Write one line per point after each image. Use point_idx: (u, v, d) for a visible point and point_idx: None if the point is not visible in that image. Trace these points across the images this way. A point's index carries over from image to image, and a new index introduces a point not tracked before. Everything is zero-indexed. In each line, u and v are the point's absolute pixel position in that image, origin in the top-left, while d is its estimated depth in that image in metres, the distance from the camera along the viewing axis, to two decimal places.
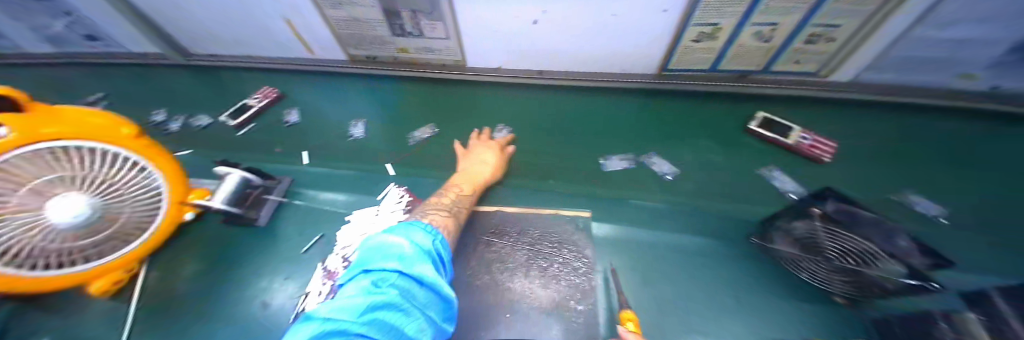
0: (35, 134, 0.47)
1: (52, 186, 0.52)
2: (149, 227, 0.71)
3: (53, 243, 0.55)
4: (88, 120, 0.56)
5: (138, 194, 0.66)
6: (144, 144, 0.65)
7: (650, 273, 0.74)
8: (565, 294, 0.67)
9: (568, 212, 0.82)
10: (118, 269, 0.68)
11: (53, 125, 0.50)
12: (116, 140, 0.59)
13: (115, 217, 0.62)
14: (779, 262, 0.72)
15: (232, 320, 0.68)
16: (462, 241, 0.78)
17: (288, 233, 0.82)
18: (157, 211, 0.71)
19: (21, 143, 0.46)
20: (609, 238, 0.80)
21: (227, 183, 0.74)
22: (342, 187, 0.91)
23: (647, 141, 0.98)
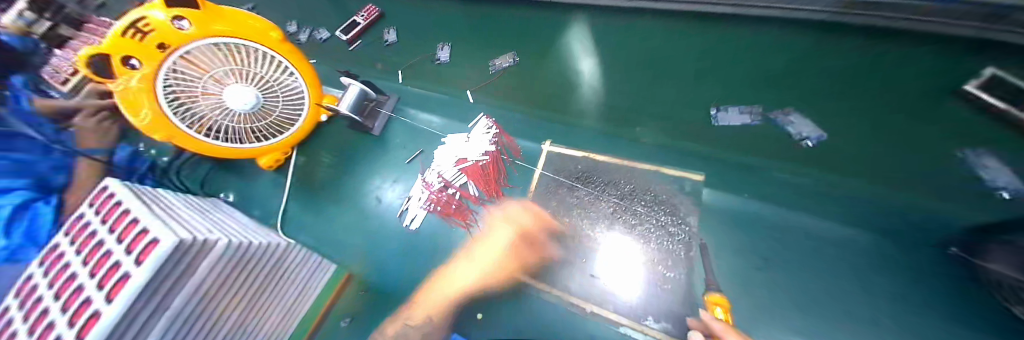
0: (205, 29, 0.62)
1: (227, 77, 0.67)
2: (297, 122, 0.86)
3: (233, 122, 0.73)
4: (247, 22, 0.68)
5: (289, 93, 0.79)
6: (286, 48, 0.75)
7: (764, 262, 0.61)
8: (652, 256, 0.63)
9: (672, 170, 0.70)
10: (280, 150, 0.88)
11: (217, 23, 0.64)
12: (263, 41, 0.70)
13: (269, 110, 0.77)
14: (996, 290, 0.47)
15: (354, 207, 0.85)
16: (542, 180, 0.77)
17: (391, 145, 0.90)
18: (303, 110, 0.85)
19: (196, 37, 0.61)
20: (721, 209, 0.67)
21: (350, 93, 0.81)
22: (432, 109, 0.93)
23: (819, 95, 0.68)
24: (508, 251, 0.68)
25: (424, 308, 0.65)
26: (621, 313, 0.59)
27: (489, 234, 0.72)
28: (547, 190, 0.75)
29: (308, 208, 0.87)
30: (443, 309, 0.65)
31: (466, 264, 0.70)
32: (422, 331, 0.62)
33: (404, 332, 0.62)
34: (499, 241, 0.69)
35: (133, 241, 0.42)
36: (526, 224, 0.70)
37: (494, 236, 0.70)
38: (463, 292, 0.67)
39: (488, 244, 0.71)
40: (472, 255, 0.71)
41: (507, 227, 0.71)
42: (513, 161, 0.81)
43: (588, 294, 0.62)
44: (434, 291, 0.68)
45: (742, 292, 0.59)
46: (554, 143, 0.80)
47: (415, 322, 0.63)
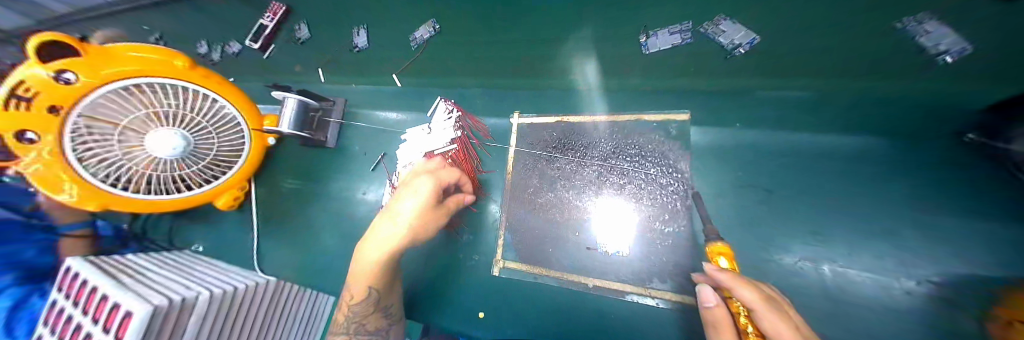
0: (99, 76, 0.53)
1: (148, 122, 0.59)
2: (241, 154, 0.76)
3: (162, 171, 0.64)
4: (144, 58, 0.58)
5: (221, 125, 0.68)
6: (207, 79, 0.65)
7: (771, 191, 0.56)
8: (646, 214, 0.57)
9: (654, 116, 0.63)
10: (233, 188, 0.79)
11: (111, 65, 0.55)
12: (171, 73, 0.60)
13: (205, 152, 0.67)
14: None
15: (328, 230, 0.79)
16: (518, 157, 0.69)
17: (353, 155, 0.82)
18: (245, 141, 0.75)
19: (92, 87, 0.53)
20: (716, 147, 0.60)
21: (288, 107, 0.69)
22: (386, 106, 0.84)
23: None
24: (418, 211, 0.53)
25: (360, 280, 0.54)
26: (625, 281, 0.56)
27: (406, 188, 0.55)
28: (527, 167, 0.68)
29: (284, 240, 0.81)
30: (377, 278, 0.54)
31: (387, 222, 0.54)
32: (370, 303, 0.55)
33: (348, 324, 0.56)
34: (415, 196, 0.53)
35: (107, 317, 0.40)
36: (438, 175, 0.56)
37: (412, 191, 0.54)
38: (387, 253, 0.52)
39: (406, 196, 0.54)
40: (398, 211, 0.54)
41: (424, 180, 0.54)
42: (484, 143, 0.73)
43: (587, 269, 0.58)
44: (363, 253, 0.54)
45: (744, 231, 0.55)
46: (524, 114, 0.72)
47: (358, 297, 0.55)
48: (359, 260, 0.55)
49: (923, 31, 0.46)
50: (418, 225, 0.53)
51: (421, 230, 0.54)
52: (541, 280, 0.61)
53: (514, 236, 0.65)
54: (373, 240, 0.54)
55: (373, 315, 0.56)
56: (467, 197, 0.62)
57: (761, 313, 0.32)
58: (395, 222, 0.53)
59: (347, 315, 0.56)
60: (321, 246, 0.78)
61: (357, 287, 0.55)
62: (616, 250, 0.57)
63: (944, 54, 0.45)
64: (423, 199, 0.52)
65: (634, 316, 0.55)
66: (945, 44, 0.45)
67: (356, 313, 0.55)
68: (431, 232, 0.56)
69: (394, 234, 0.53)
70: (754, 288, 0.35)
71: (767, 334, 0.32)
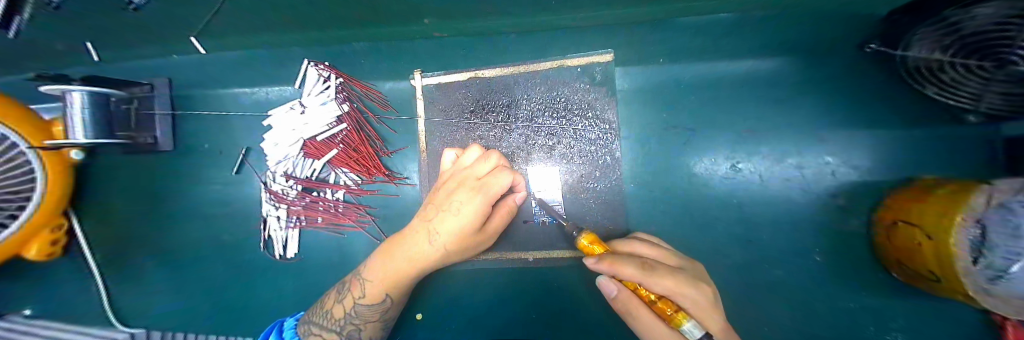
0: None
1: None
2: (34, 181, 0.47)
3: None
4: None
5: None
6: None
7: (693, 129, 0.53)
8: (576, 174, 0.52)
9: (575, 59, 0.53)
10: (42, 230, 0.52)
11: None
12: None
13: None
14: (920, 75, 0.41)
15: (212, 256, 0.62)
16: (428, 130, 0.57)
17: (211, 156, 0.62)
18: (36, 171, 0.47)
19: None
20: (642, 89, 0.54)
21: (76, 107, 0.44)
22: (233, 80, 0.59)
23: None
24: (462, 231, 0.38)
25: (378, 283, 0.41)
26: (562, 248, 0.52)
27: (448, 190, 0.41)
28: (441, 140, 0.56)
29: (153, 281, 0.63)
30: (398, 285, 0.41)
31: (421, 233, 0.40)
32: (380, 310, 0.42)
33: (345, 323, 0.42)
34: (464, 215, 0.37)
35: None
36: (489, 188, 0.37)
37: (460, 205, 0.38)
38: (420, 270, 0.40)
39: (449, 212, 0.38)
40: (438, 218, 0.39)
41: (473, 195, 0.37)
42: (382, 117, 0.57)
43: (524, 243, 0.53)
44: (389, 262, 0.41)
45: (676, 176, 0.53)
46: (426, 73, 0.56)
47: (369, 300, 0.42)
48: (380, 259, 0.43)
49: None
50: (457, 245, 0.39)
51: (452, 254, 0.40)
52: (477, 265, 0.54)
53: None
54: (408, 247, 0.40)
55: (375, 323, 0.44)
56: (520, 197, 0.43)
57: (651, 282, 0.27)
58: (429, 237, 0.39)
59: (349, 312, 0.42)
60: (210, 279, 0.61)
61: (371, 289, 0.42)
62: (552, 217, 0.51)
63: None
64: (468, 223, 0.37)
65: (574, 279, 0.53)
66: None
67: (364, 314, 0.42)
68: (470, 252, 0.43)
69: (427, 251, 0.39)
70: (627, 259, 0.28)
71: (672, 295, 0.27)
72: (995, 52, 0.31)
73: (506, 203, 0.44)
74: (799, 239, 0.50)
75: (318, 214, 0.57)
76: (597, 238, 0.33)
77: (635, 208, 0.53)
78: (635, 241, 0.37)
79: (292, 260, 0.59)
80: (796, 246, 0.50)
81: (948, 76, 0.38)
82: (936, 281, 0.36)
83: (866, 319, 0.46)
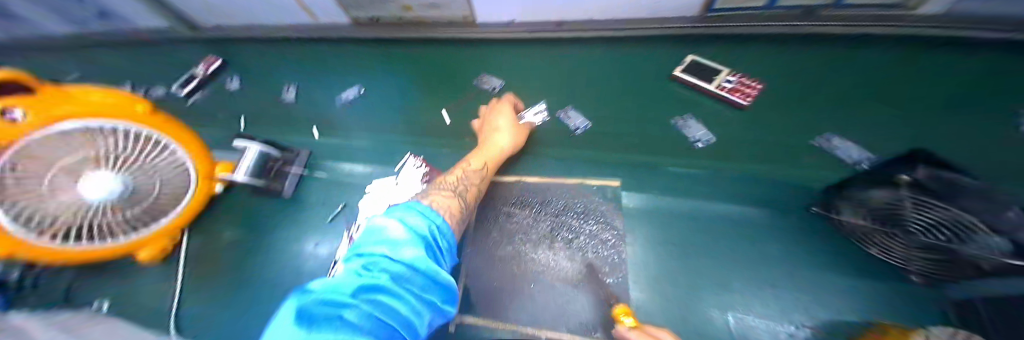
0: (49, 115, 0.46)
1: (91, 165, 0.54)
2: (183, 199, 0.71)
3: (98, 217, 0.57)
4: (110, 102, 0.54)
5: (169, 171, 0.65)
6: (161, 122, 0.61)
7: (686, 246, 0.68)
8: (590, 265, 0.65)
9: (592, 181, 0.75)
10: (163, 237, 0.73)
11: (66, 104, 0.49)
12: (127, 116, 0.56)
13: (144, 197, 0.62)
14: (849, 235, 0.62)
15: (273, 286, 0.72)
16: (479, 211, 0.75)
17: (311, 204, 0.83)
18: (189, 189, 0.71)
19: (37, 125, 0.45)
20: (645, 209, 0.72)
21: (246, 155, 0.73)
22: (358, 157, 0.88)
23: (684, 95, 0.84)
24: (512, 132, 0.76)
25: (479, 159, 0.68)
26: (574, 333, 0.59)
27: (490, 128, 0.77)
28: (488, 221, 0.74)
29: (212, 301, 0.72)
30: (477, 191, 0.64)
31: (495, 143, 0.72)
32: (483, 174, 0.67)
33: (458, 184, 0.60)
34: (507, 125, 0.78)
35: None
36: (512, 120, 0.79)
37: (498, 128, 0.78)
38: (496, 160, 0.71)
39: (500, 129, 0.76)
40: (493, 140, 0.74)
41: (506, 115, 0.79)
42: None
43: (541, 322, 0.60)
44: (486, 153, 0.71)
45: (675, 283, 0.64)
46: None
47: (477, 166, 0.67)
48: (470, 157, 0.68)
49: (686, 126, 0.78)
50: (516, 135, 0.75)
51: (488, 159, 0.68)
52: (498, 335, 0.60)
53: (472, 288, 0.66)
54: (491, 147, 0.72)
55: (464, 194, 0.60)
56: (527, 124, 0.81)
57: None
58: (499, 141, 0.73)
59: (460, 176, 0.63)
60: (259, 307, 0.70)
61: (475, 163, 0.69)
62: (571, 302, 0.61)
63: (699, 141, 0.76)
64: (511, 126, 0.77)
65: None
66: (698, 136, 0.76)
67: (472, 173, 0.64)
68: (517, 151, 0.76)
69: (496, 145, 0.72)
70: None
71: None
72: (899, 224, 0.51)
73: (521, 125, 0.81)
74: None
75: None
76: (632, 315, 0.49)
77: (640, 306, 0.61)
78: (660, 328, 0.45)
79: None
80: None
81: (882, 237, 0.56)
82: None
83: None
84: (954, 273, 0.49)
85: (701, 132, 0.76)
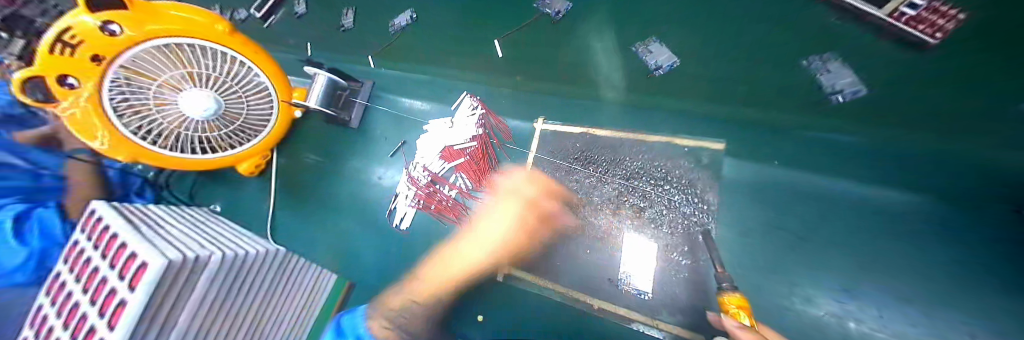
0: (142, 31, 0.51)
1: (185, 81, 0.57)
2: (269, 123, 0.75)
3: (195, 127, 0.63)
4: (191, 22, 0.56)
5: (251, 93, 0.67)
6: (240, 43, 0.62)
7: (802, 236, 0.52)
8: (662, 240, 0.55)
9: (684, 141, 0.59)
10: (257, 155, 0.80)
11: (154, 22, 0.52)
12: (211, 37, 0.58)
13: (235, 117, 0.67)
14: None
15: (345, 209, 0.81)
16: (537, 163, 0.68)
17: (371, 137, 0.84)
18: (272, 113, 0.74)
19: (137, 40, 0.51)
20: (748, 183, 0.56)
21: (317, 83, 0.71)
22: (412, 92, 0.83)
23: None
24: (511, 230, 0.61)
25: (434, 280, 0.56)
26: (631, 307, 0.54)
27: (496, 208, 0.65)
28: (546, 176, 0.66)
29: (301, 214, 0.84)
30: (453, 285, 0.58)
31: (483, 230, 0.63)
32: (429, 309, 0.53)
33: (405, 303, 0.51)
34: (512, 208, 0.62)
35: (125, 264, 0.41)
36: (549, 220, 0.62)
37: (502, 213, 0.63)
38: (467, 271, 0.58)
39: (492, 223, 0.62)
40: (486, 232, 0.62)
41: (516, 208, 0.62)
42: (504, 145, 0.71)
43: (595, 288, 0.56)
44: (453, 258, 0.60)
45: (772, 279, 0.51)
46: (548, 121, 0.70)
47: (423, 299, 0.53)
48: (439, 265, 0.60)
49: (825, 69, 0.46)
50: (507, 232, 0.61)
51: (500, 256, 0.60)
52: (543, 293, 0.60)
53: (522, 242, 0.63)
54: (464, 252, 0.61)
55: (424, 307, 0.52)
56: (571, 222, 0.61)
57: None
58: (482, 239, 0.61)
59: (410, 301, 0.52)
60: (337, 225, 0.80)
61: (431, 282, 0.56)
62: (637, 288, 0.53)
63: (838, 93, 0.46)
64: (508, 219, 0.61)
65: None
66: (841, 84, 0.45)
67: (416, 314, 0.51)
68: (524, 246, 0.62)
69: (478, 253, 0.59)
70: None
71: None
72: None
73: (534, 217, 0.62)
74: None
75: (434, 202, 0.70)
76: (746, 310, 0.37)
77: None
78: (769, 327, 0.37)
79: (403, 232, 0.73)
80: None
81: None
82: None
83: None
84: None
85: (849, 77, 0.44)
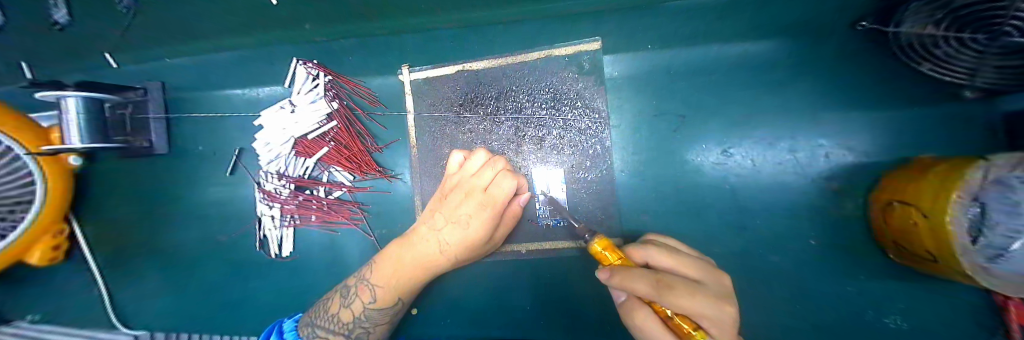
0: None
1: None
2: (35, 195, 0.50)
3: None
4: None
5: None
6: None
7: (687, 114, 0.53)
8: (567, 164, 0.52)
9: (562, 49, 0.53)
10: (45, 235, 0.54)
11: None
12: None
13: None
14: (891, 60, 0.45)
15: (214, 255, 0.63)
16: (419, 124, 0.57)
17: (203, 157, 0.64)
18: (34, 179, 0.49)
19: None
20: (631, 77, 0.53)
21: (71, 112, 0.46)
22: (233, 81, 0.61)
23: None
24: (466, 243, 0.43)
25: (387, 287, 0.44)
26: (556, 239, 0.52)
27: (457, 202, 0.45)
28: (433, 135, 0.57)
29: (159, 279, 0.65)
30: (409, 288, 0.44)
31: (431, 238, 0.44)
32: (388, 313, 0.45)
33: (355, 327, 0.44)
34: (486, 210, 0.42)
35: None
36: (496, 198, 0.42)
37: (466, 215, 0.43)
38: (426, 269, 0.44)
39: (457, 223, 0.43)
40: (454, 220, 0.44)
41: (480, 210, 0.42)
42: (371, 113, 0.58)
43: (518, 236, 0.52)
44: (400, 255, 0.44)
45: (668, 163, 0.53)
46: (414, 67, 0.56)
47: (379, 305, 0.44)
48: (386, 261, 0.45)
49: None
50: (472, 243, 0.43)
51: (460, 259, 0.45)
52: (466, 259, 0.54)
53: None
54: (416, 244, 0.44)
55: (385, 324, 0.47)
56: (526, 199, 0.44)
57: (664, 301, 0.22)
58: (441, 239, 0.44)
59: (357, 317, 0.44)
60: (212, 276, 0.63)
61: (381, 292, 0.44)
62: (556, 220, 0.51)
63: None
64: (479, 227, 0.42)
65: (570, 269, 0.52)
66: None
67: (372, 318, 0.45)
68: (475, 257, 0.48)
69: (433, 256, 0.43)
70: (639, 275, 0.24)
71: (690, 316, 0.22)
72: (983, 26, 0.31)
73: (511, 204, 0.45)
74: (795, 223, 0.50)
75: (312, 212, 0.58)
76: (611, 244, 0.30)
77: (625, 198, 0.53)
78: (650, 245, 0.30)
79: (284, 260, 0.60)
80: (790, 232, 0.50)
81: (943, 53, 0.37)
82: (933, 262, 0.36)
83: (864, 304, 0.47)
84: None
85: None
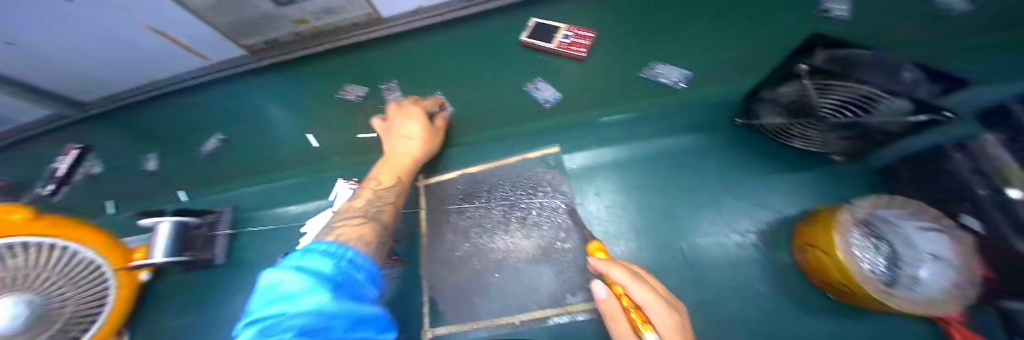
0: None
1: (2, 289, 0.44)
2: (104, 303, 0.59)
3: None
4: None
5: (79, 276, 0.55)
6: (54, 225, 0.53)
7: (636, 189, 0.67)
8: (547, 238, 0.64)
9: (533, 153, 0.74)
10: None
11: None
12: (11, 230, 0.48)
13: (58, 313, 0.50)
14: (767, 136, 0.63)
15: None
16: (430, 217, 0.72)
17: (252, 262, 0.77)
18: (108, 291, 0.60)
19: None
20: (588, 165, 0.71)
21: (160, 233, 0.64)
22: (299, 198, 0.84)
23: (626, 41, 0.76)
24: (422, 129, 0.68)
25: (388, 175, 0.62)
26: (545, 307, 0.58)
27: (396, 130, 0.68)
28: (441, 224, 0.71)
29: None
30: (404, 171, 0.63)
31: (399, 143, 0.66)
32: (393, 193, 0.60)
33: (368, 208, 0.55)
34: (416, 118, 0.69)
35: None
36: (417, 116, 0.69)
37: (407, 136, 0.67)
38: (412, 161, 0.65)
39: (405, 124, 0.68)
40: (405, 134, 0.67)
41: (415, 114, 0.69)
42: None
43: (512, 306, 0.60)
44: (391, 161, 0.64)
45: (632, 228, 0.63)
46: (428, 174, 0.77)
47: (387, 185, 0.60)
48: (381, 171, 0.63)
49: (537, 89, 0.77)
50: (425, 131, 0.68)
51: (427, 145, 0.68)
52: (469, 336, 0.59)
53: (438, 297, 0.64)
54: (397, 151, 0.65)
55: (392, 205, 0.58)
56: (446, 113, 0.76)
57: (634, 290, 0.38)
58: (409, 139, 0.66)
59: (370, 202, 0.57)
60: None
61: (385, 179, 0.61)
62: (542, 286, 0.60)
63: (547, 102, 0.76)
64: (418, 122, 0.68)
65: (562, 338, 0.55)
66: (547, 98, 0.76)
67: (382, 197, 0.58)
68: (432, 151, 0.71)
69: (410, 149, 0.65)
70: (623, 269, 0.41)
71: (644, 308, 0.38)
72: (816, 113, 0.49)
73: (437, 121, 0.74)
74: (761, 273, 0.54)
75: None
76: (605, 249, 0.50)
77: None
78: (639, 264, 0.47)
79: None
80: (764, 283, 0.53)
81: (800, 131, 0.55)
82: (850, 292, 0.42)
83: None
84: (866, 140, 0.49)
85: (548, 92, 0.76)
